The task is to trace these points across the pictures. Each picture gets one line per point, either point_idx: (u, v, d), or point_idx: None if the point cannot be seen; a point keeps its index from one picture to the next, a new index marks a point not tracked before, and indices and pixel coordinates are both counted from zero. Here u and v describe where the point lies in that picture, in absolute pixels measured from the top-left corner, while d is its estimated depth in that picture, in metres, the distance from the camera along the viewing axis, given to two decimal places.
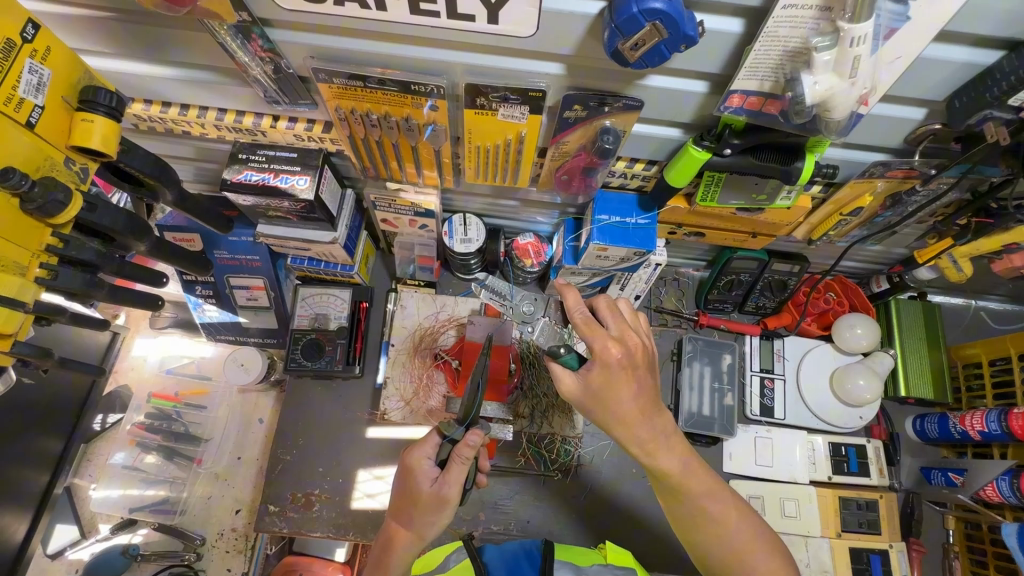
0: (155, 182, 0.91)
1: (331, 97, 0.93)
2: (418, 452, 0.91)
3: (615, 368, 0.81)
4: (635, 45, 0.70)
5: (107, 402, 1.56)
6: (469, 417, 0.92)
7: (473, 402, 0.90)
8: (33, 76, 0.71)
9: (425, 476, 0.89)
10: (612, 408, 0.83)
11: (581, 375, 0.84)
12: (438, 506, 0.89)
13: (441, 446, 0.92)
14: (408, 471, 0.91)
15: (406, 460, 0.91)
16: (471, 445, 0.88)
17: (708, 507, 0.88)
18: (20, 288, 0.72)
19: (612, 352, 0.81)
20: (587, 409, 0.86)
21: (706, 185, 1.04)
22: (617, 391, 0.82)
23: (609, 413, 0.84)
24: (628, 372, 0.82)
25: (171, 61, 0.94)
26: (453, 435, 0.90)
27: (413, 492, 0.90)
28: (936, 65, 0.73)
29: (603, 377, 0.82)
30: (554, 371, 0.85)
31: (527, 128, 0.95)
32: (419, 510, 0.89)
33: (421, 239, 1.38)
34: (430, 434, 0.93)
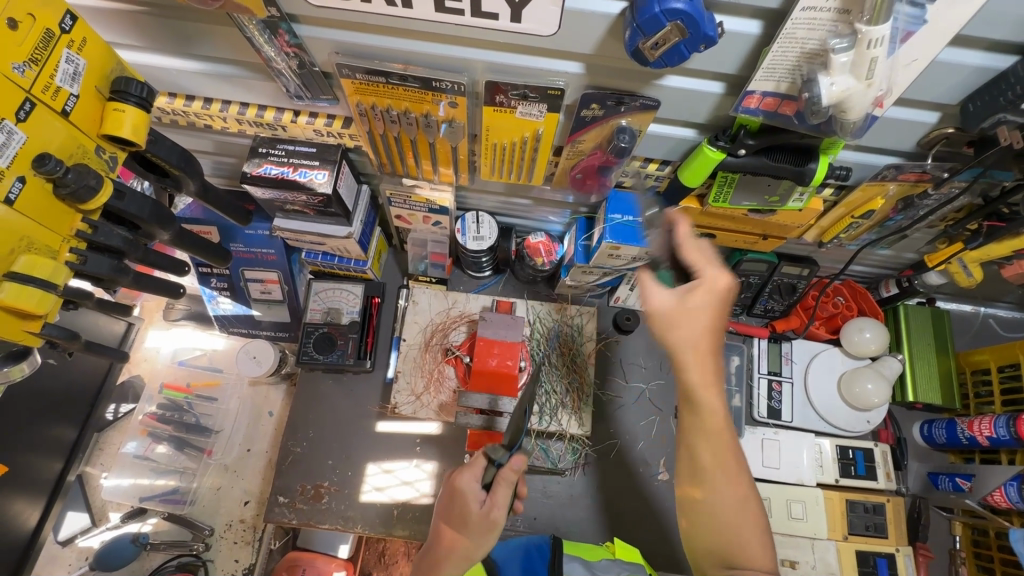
0: (180, 173, 0.93)
1: (353, 92, 0.95)
2: (466, 475, 0.91)
3: (716, 294, 0.83)
4: (656, 44, 0.71)
5: (120, 392, 1.58)
6: (515, 443, 0.97)
7: (521, 426, 0.97)
8: (69, 66, 0.73)
9: (474, 497, 0.89)
10: (690, 328, 0.83)
11: (677, 294, 0.85)
12: (486, 531, 0.88)
13: (487, 469, 0.92)
14: (456, 493, 0.90)
15: (454, 482, 0.91)
16: (514, 469, 0.91)
17: (727, 484, 0.84)
18: (54, 271, 0.74)
19: (721, 281, 0.84)
20: (669, 329, 0.84)
21: (720, 186, 1.05)
22: (705, 316, 0.83)
23: (690, 335, 0.83)
24: (724, 307, 0.84)
25: (198, 55, 0.97)
26: (501, 458, 0.93)
27: (459, 514, 0.89)
28: (950, 70, 0.75)
29: (706, 299, 0.83)
30: (648, 282, 0.88)
31: (544, 127, 0.97)
32: (467, 532, 0.88)
33: (434, 236, 1.39)
34: (476, 457, 0.93)
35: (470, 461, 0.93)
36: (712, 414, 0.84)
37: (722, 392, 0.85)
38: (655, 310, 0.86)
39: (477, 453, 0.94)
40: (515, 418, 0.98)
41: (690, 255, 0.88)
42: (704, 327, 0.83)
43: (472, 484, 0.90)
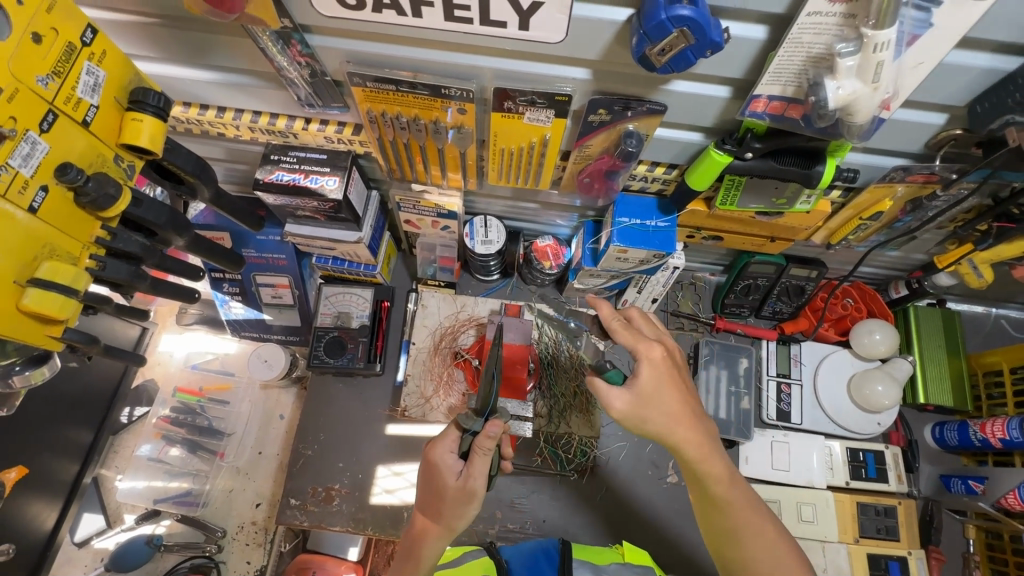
0: (195, 180, 0.95)
1: (363, 100, 0.96)
2: (440, 447, 0.95)
3: (659, 364, 0.87)
4: (662, 50, 0.72)
5: (135, 395, 1.60)
6: (488, 408, 0.97)
7: (490, 393, 0.97)
8: (90, 78, 0.75)
9: (449, 470, 0.93)
10: (660, 409, 0.86)
11: (629, 387, 0.87)
12: (465, 502, 0.92)
13: (463, 439, 0.96)
14: (432, 466, 0.95)
15: (429, 456, 0.95)
16: (489, 436, 0.89)
17: (748, 521, 0.87)
18: (76, 277, 0.75)
19: (656, 351, 0.88)
20: (641, 419, 0.86)
21: (727, 189, 1.05)
22: (667, 392, 0.86)
23: (663, 417, 0.86)
24: (674, 373, 0.88)
25: (213, 65, 0.99)
26: (472, 427, 0.93)
27: (438, 486, 0.94)
28: (959, 71, 0.75)
29: (654, 375, 0.87)
30: (601, 388, 0.88)
31: (552, 132, 0.98)
32: (445, 504, 0.93)
33: (443, 240, 1.41)
34: (450, 429, 0.97)
35: (444, 434, 0.96)
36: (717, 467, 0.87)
37: (713, 442, 0.88)
38: (623, 413, 0.86)
39: (451, 426, 0.98)
40: (484, 387, 0.99)
41: (620, 333, 0.91)
42: (670, 403, 0.86)
43: (446, 457, 0.94)
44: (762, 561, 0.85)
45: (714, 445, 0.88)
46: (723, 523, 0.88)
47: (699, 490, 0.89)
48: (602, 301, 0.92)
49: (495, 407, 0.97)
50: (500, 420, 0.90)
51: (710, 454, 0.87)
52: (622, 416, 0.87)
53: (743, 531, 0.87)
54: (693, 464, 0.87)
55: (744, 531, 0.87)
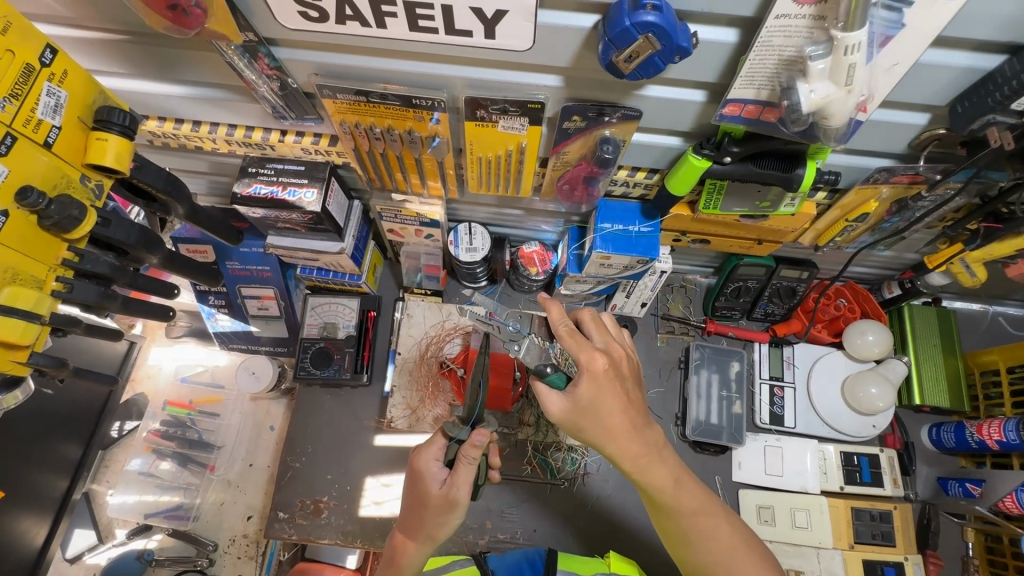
0: (167, 197, 0.95)
1: (336, 112, 0.95)
2: (426, 454, 0.93)
3: (600, 377, 0.86)
4: (629, 57, 0.71)
5: (125, 409, 1.60)
6: (474, 417, 0.94)
7: (476, 402, 0.92)
8: (51, 99, 0.74)
9: (433, 478, 0.92)
10: (599, 422, 0.86)
11: (568, 395, 0.86)
12: (446, 510, 0.90)
13: (449, 447, 0.94)
14: (417, 473, 0.93)
15: (415, 462, 0.94)
16: (475, 445, 0.88)
17: (698, 525, 0.92)
18: (37, 301, 0.74)
19: (598, 362, 0.86)
20: (578, 427, 0.87)
21: (709, 193, 1.03)
22: (606, 404, 0.86)
23: (599, 428, 0.87)
24: (615, 385, 0.86)
25: (184, 80, 0.98)
26: (459, 436, 0.92)
27: (422, 494, 0.92)
28: (937, 71, 0.73)
29: (594, 388, 0.85)
30: (541, 392, 0.87)
31: (527, 139, 0.96)
32: (428, 512, 0.91)
33: (428, 248, 1.39)
34: (436, 436, 0.95)
35: (430, 441, 0.94)
36: (662, 477, 0.91)
37: (657, 453, 0.90)
38: (560, 419, 0.87)
39: (439, 431, 0.95)
40: (471, 394, 0.93)
41: (565, 339, 0.89)
42: (608, 413, 0.86)
43: (430, 465, 0.92)
44: (712, 564, 0.91)
45: (656, 456, 0.90)
46: (676, 528, 0.94)
47: (649, 497, 0.93)
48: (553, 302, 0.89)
49: (482, 416, 0.93)
50: (485, 429, 0.89)
51: (653, 464, 0.90)
52: (561, 422, 0.88)
53: (694, 538, 0.92)
54: (634, 475, 0.91)
55: (695, 538, 0.92)
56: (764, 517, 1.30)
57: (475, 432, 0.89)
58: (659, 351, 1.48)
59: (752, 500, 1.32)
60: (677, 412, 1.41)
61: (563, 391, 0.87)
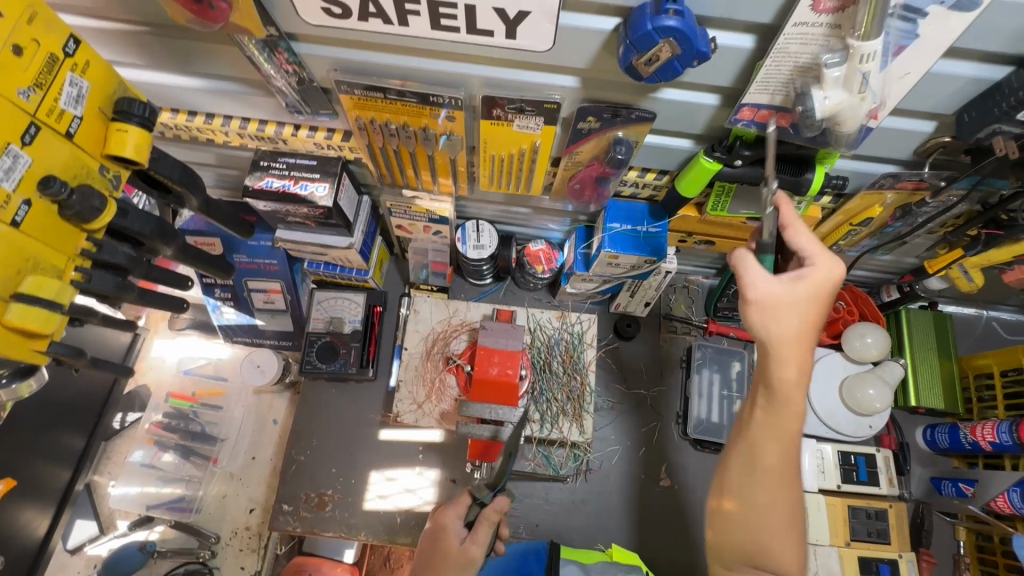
0: (182, 189, 0.95)
1: (351, 107, 0.96)
2: (451, 511, 1.01)
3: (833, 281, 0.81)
4: (649, 60, 0.72)
5: (127, 401, 1.60)
6: (498, 483, 1.04)
7: (505, 469, 1.04)
8: (73, 89, 0.74)
9: (454, 534, 0.98)
10: (794, 318, 0.81)
11: (779, 278, 0.82)
12: (462, 568, 0.94)
13: (471, 508, 1.01)
14: (439, 529, 1.00)
15: (438, 521, 1.01)
16: (496, 510, 0.99)
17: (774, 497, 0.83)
18: (60, 290, 0.74)
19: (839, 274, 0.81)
20: (770, 317, 0.81)
21: (718, 195, 1.05)
22: (797, 313, 0.81)
23: (796, 322, 0.81)
24: (835, 293, 0.82)
25: (200, 72, 0.98)
26: (484, 497, 1.01)
27: (439, 549, 0.97)
28: (945, 81, 0.75)
29: (819, 288, 0.80)
30: (746, 263, 0.83)
31: (541, 138, 0.97)
32: (442, 567, 0.94)
33: (435, 245, 1.40)
34: (461, 496, 1.04)
35: (454, 501, 1.03)
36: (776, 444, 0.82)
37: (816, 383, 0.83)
38: (763, 296, 0.82)
39: (463, 496, 1.05)
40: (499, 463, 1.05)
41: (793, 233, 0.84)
42: (809, 313, 0.81)
43: (452, 518, 1.00)
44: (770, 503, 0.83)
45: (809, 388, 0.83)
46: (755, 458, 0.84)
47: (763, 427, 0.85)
48: (787, 201, 0.83)
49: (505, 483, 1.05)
50: (505, 496, 1.01)
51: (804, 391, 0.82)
52: (763, 300, 0.82)
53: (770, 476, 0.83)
54: (787, 388, 0.81)
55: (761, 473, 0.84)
56: None
57: (497, 498, 1.00)
58: (661, 350, 1.51)
59: None
60: (679, 410, 1.44)
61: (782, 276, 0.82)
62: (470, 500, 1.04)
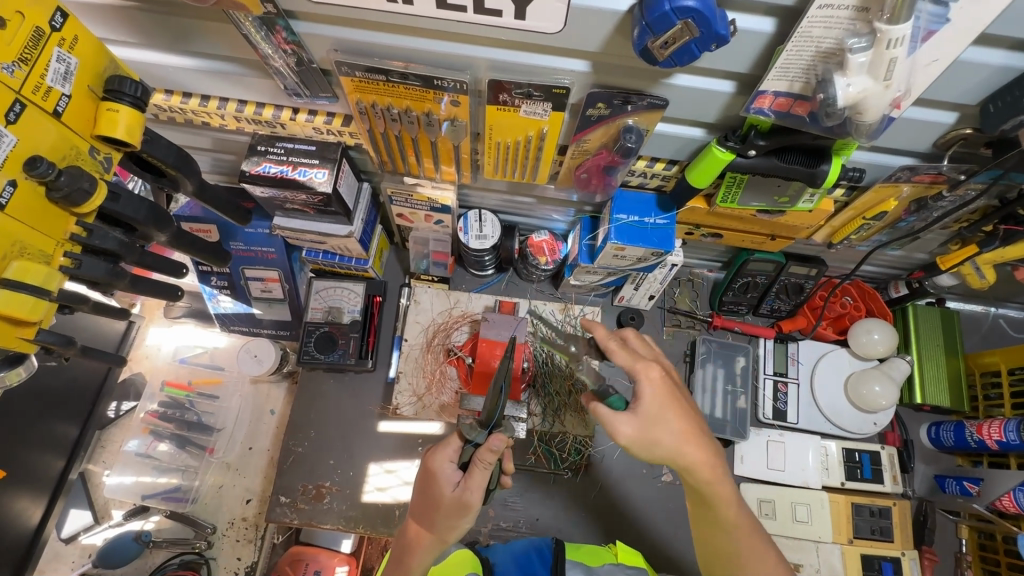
0: (176, 173, 0.92)
1: (352, 90, 0.92)
2: (440, 455, 0.92)
3: (658, 384, 0.85)
4: (665, 43, 0.69)
5: (122, 389, 1.57)
6: (493, 421, 0.92)
7: (497, 405, 0.92)
8: (61, 65, 0.71)
9: (447, 480, 0.91)
10: (668, 430, 0.83)
11: (632, 412, 0.84)
12: (457, 513, 0.89)
13: (464, 449, 0.93)
14: (430, 475, 0.92)
15: (428, 463, 0.93)
16: (491, 450, 0.86)
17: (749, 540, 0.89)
18: (48, 277, 0.72)
19: (654, 370, 0.85)
20: (652, 443, 0.83)
21: (728, 186, 1.02)
22: (671, 411, 0.84)
23: (672, 435, 0.83)
24: (675, 392, 0.85)
25: (194, 51, 0.94)
26: (477, 439, 0.91)
27: (434, 496, 0.91)
28: (972, 69, 0.72)
29: (657, 396, 0.84)
30: (603, 415, 0.83)
31: (549, 125, 0.94)
32: (439, 515, 0.90)
33: (436, 234, 1.37)
34: (451, 437, 0.94)
35: (444, 442, 0.94)
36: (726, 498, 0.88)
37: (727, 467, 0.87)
38: (632, 440, 0.83)
39: (454, 433, 0.94)
40: (492, 397, 0.92)
41: (619, 352, 0.88)
42: (675, 425, 0.84)
43: (443, 464, 0.91)
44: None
45: (725, 471, 0.87)
46: (728, 543, 0.91)
47: (712, 510, 0.90)
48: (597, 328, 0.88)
49: (501, 420, 0.92)
50: (502, 433, 0.87)
51: (724, 479, 0.87)
52: (632, 442, 0.83)
53: (748, 555, 0.89)
54: (707, 486, 0.86)
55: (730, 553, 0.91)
56: (765, 511, 1.32)
57: (492, 436, 0.87)
58: (665, 343, 1.48)
59: (754, 493, 1.33)
60: None
61: (626, 411, 0.84)
62: (462, 442, 0.94)
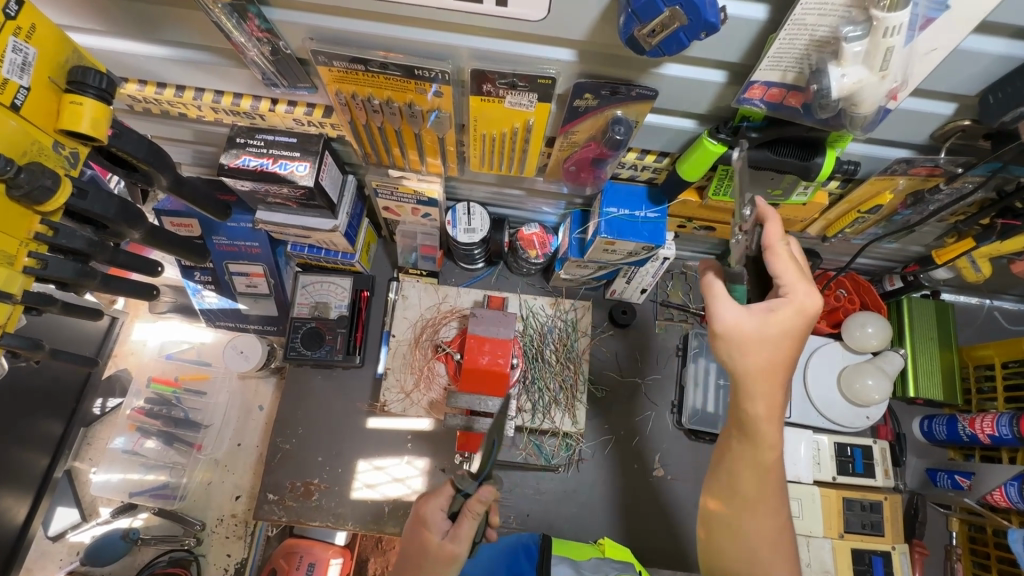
0: (149, 168, 0.89)
1: (331, 80, 0.89)
2: (431, 503, 0.88)
3: (804, 318, 0.78)
4: (652, 32, 0.66)
5: (107, 386, 1.55)
6: (485, 473, 0.89)
7: (488, 459, 0.84)
8: (17, 56, 0.68)
9: (436, 529, 0.86)
10: (762, 358, 0.79)
11: (755, 313, 0.79)
12: (445, 565, 0.83)
13: (454, 499, 0.88)
14: (419, 521, 0.87)
15: (419, 510, 0.88)
16: (481, 500, 0.86)
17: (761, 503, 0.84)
18: (9, 279, 0.70)
19: (811, 303, 0.78)
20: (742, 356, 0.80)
21: (720, 178, 1.00)
22: (782, 344, 0.79)
23: (762, 362, 0.79)
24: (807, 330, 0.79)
25: (166, 40, 0.91)
26: (466, 487, 0.87)
27: (421, 544, 0.86)
28: (971, 59, 0.69)
29: (795, 319, 0.78)
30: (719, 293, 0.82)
31: (535, 117, 0.91)
32: (425, 567, 0.84)
33: (424, 228, 1.35)
34: (442, 485, 0.89)
35: (436, 491, 0.90)
36: (770, 443, 0.83)
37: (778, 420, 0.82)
38: (727, 328, 0.81)
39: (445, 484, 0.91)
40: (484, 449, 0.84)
41: (778, 261, 0.79)
42: (777, 353, 0.79)
43: (435, 513, 0.87)
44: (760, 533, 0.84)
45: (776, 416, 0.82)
46: (744, 494, 0.86)
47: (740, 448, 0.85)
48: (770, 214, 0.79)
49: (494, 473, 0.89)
50: (492, 485, 0.88)
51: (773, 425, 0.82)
52: (728, 330, 0.81)
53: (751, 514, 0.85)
54: (757, 422, 0.82)
55: (759, 488, 0.85)
56: None
57: (481, 486, 0.87)
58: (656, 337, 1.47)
59: None
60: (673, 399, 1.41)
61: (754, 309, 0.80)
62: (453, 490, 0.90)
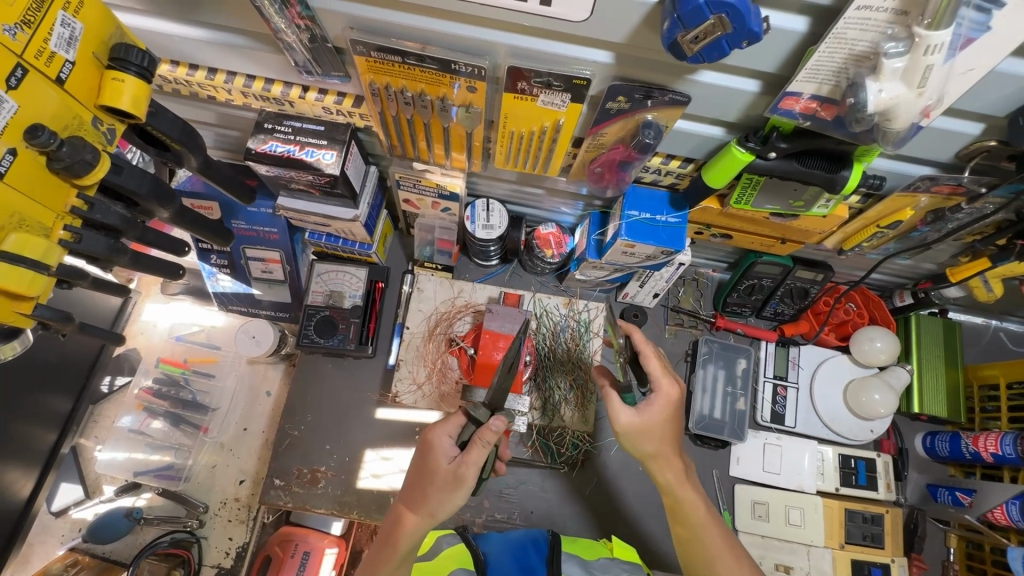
0: (181, 148, 0.89)
1: (366, 70, 0.90)
2: (441, 429, 0.94)
3: (669, 402, 0.95)
4: (695, 38, 0.67)
5: (116, 364, 1.55)
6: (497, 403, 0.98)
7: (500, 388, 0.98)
8: (66, 30, 0.68)
9: (444, 452, 0.91)
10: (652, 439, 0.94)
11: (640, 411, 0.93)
12: (448, 485, 0.88)
13: (464, 427, 0.95)
14: (428, 446, 0.93)
15: (428, 436, 0.94)
16: (494, 428, 0.89)
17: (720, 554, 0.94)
18: (47, 251, 0.70)
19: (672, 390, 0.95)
20: (633, 441, 0.94)
21: (743, 188, 1.01)
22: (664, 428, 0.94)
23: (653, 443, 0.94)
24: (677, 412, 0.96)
25: (205, 23, 0.91)
26: (477, 416, 0.95)
27: (429, 466, 0.91)
28: (1005, 80, 0.70)
29: (664, 410, 0.94)
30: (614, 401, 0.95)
31: (566, 117, 0.92)
32: (433, 488, 0.90)
33: (442, 222, 1.36)
34: (454, 415, 0.96)
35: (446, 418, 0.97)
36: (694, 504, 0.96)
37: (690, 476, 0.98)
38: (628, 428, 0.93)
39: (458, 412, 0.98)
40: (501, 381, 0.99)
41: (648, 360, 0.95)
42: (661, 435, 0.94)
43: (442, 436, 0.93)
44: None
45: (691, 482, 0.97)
46: (702, 549, 0.95)
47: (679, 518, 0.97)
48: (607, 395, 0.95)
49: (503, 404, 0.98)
50: (504, 418, 0.91)
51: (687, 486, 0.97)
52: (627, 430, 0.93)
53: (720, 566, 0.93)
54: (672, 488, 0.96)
55: (691, 534, 0.96)
56: (759, 513, 1.33)
57: (496, 418, 0.91)
58: (666, 342, 1.48)
59: (748, 495, 1.35)
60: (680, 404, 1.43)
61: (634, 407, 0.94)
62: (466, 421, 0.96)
